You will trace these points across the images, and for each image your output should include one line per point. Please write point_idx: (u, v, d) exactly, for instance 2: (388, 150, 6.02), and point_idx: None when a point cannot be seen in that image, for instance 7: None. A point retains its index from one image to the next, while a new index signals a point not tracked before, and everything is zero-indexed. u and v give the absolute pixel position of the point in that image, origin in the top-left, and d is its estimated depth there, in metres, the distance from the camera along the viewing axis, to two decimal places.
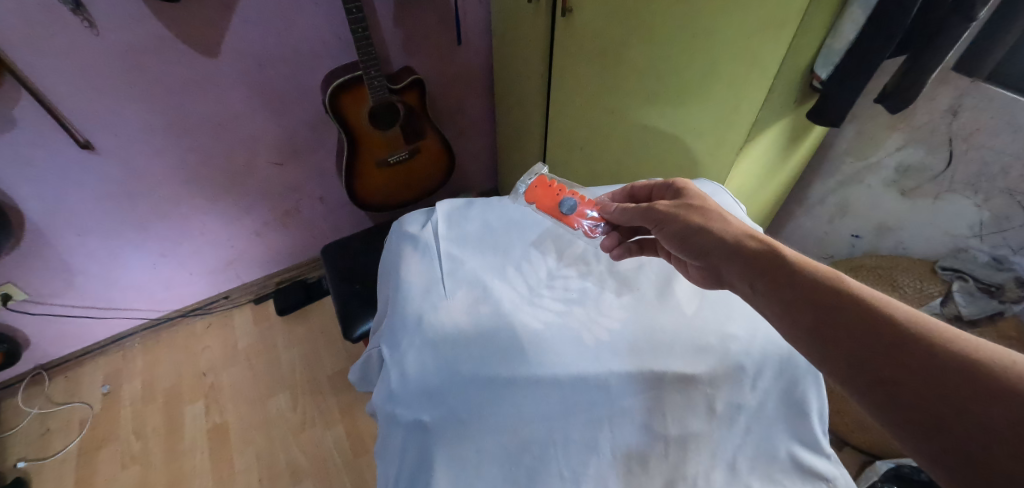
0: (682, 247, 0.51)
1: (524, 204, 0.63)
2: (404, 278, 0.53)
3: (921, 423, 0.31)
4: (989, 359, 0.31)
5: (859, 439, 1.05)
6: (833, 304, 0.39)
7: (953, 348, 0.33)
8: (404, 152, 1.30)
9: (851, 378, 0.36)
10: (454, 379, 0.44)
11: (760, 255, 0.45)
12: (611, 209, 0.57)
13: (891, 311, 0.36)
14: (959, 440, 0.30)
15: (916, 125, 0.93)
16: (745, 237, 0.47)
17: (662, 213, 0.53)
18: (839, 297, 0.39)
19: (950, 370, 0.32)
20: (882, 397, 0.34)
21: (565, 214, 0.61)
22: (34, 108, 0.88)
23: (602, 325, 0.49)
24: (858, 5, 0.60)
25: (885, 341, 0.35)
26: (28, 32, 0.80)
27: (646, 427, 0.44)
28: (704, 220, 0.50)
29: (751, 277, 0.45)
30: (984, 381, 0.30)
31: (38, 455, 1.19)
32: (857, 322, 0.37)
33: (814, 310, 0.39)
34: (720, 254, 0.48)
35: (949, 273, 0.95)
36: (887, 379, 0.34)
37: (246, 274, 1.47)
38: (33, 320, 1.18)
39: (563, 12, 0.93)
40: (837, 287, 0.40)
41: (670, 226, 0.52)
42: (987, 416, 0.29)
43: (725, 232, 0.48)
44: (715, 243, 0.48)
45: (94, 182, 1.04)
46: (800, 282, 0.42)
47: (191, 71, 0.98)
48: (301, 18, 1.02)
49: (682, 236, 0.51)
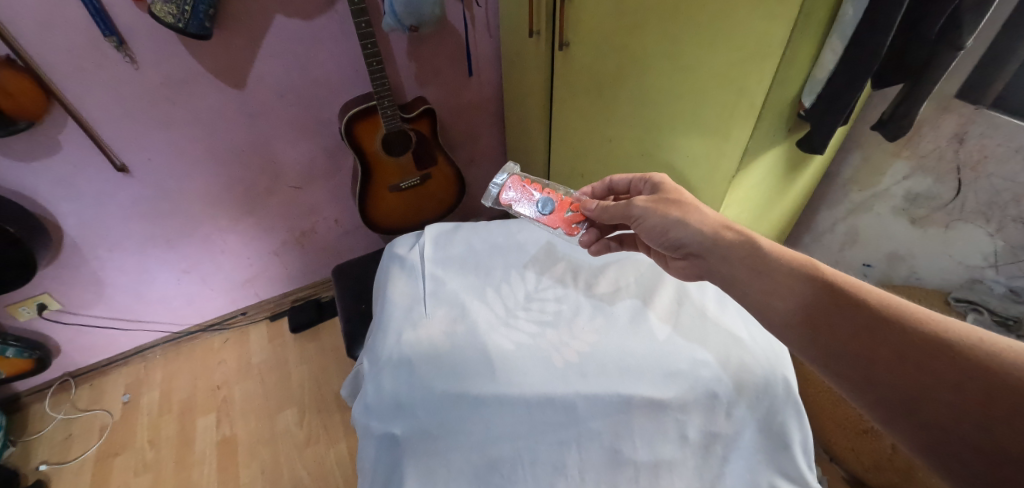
0: (665, 242, 0.54)
1: (504, 206, 0.66)
2: (389, 296, 0.56)
3: (897, 404, 0.35)
4: (956, 337, 0.35)
5: (876, 480, 0.98)
6: (808, 293, 0.42)
7: (922, 329, 0.36)
8: (416, 178, 1.35)
9: (831, 364, 0.39)
10: (426, 395, 0.46)
11: (736, 248, 0.48)
12: (591, 206, 0.60)
13: (864, 295, 0.40)
14: (931, 415, 0.33)
15: (922, 153, 0.91)
16: (722, 228, 0.50)
17: (641, 208, 0.55)
18: (816, 286, 0.42)
19: (921, 350, 0.35)
20: (861, 380, 0.37)
21: (544, 215, 0.63)
22: (78, 134, 0.97)
23: (573, 348, 0.50)
24: (837, 36, 0.62)
25: (859, 326, 0.38)
26: (78, 67, 0.90)
27: (614, 452, 0.44)
28: (681, 214, 0.53)
29: (729, 271, 0.48)
30: (953, 359, 0.33)
31: (59, 459, 1.24)
32: (830, 309, 0.41)
33: (796, 298, 0.43)
34: (699, 248, 0.51)
35: (964, 304, 0.91)
36: (861, 361, 0.37)
37: (264, 292, 1.53)
38: (65, 329, 1.26)
39: (560, 46, 0.99)
40: (813, 275, 0.43)
41: (649, 221, 0.55)
42: (955, 391, 0.32)
43: (703, 224, 0.51)
44: (694, 237, 0.51)
45: (128, 201, 1.12)
46: (780, 273, 0.45)
47: (220, 101, 1.07)
48: (321, 53, 1.10)
49: (662, 230, 0.54)
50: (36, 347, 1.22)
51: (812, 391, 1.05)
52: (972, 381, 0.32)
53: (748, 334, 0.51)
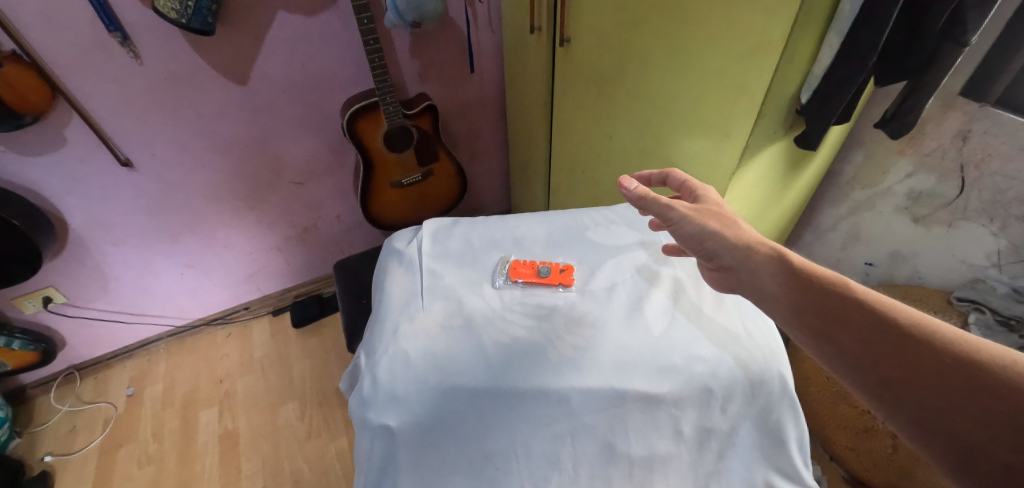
0: (697, 248, 0.52)
1: (510, 282, 0.56)
2: (387, 290, 0.56)
3: (921, 420, 0.34)
4: (990, 359, 0.33)
5: (876, 479, 0.98)
6: (831, 305, 0.41)
7: (954, 348, 0.35)
8: (418, 174, 1.35)
9: (857, 378, 0.38)
10: (420, 387, 0.45)
11: (763, 262, 0.47)
12: (629, 187, 0.54)
13: (894, 313, 0.38)
14: (959, 437, 0.32)
15: (925, 150, 0.90)
16: (756, 243, 0.48)
17: (682, 211, 0.52)
18: (843, 301, 0.41)
19: (949, 369, 0.34)
20: (889, 397, 0.36)
21: (551, 276, 0.56)
22: (83, 129, 0.98)
23: (569, 342, 0.49)
24: (834, 31, 0.60)
25: (885, 341, 0.37)
26: (82, 62, 0.90)
27: (608, 446, 0.45)
28: (720, 225, 0.51)
29: (756, 284, 0.47)
30: (986, 380, 0.32)
31: (64, 450, 1.26)
32: (858, 324, 0.39)
33: (818, 309, 0.42)
34: (729, 259, 0.49)
35: (966, 303, 0.90)
36: (887, 378, 0.36)
37: (266, 287, 1.54)
38: (71, 322, 1.28)
39: (562, 42, 0.99)
40: (837, 288, 0.42)
41: (686, 228, 0.52)
42: (984, 411, 0.31)
43: (737, 238, 0.49)
44: (726, 250, 0.49)
45: (132, 196, 1.13)
46: (808, 286, 0.43)
47: (223, 97, 1.07)
48: (324, 49, 1.10)
49: (696, 238, 0.51)
50: (42, 340, 1.24)
51: (813, 391, 1.05)
52: (1005, 404, 0.31)
53: (744, 330, 0.50)
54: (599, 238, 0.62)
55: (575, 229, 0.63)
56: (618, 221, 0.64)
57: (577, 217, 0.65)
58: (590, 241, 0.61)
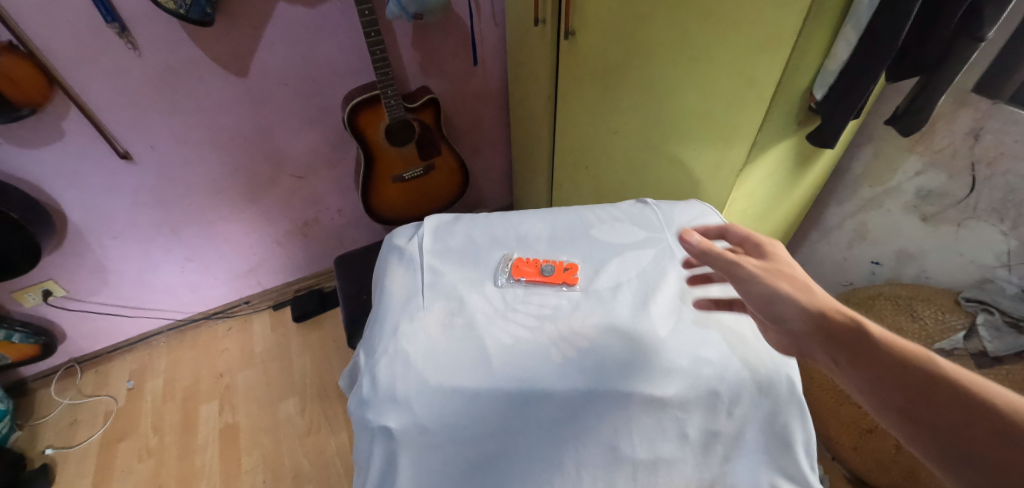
0: (764, 311, 0.44)
1: (512, 281, 0.55)
2: (387, 288, 0.55)
3: None
4: None
5: (879, 479, 0.98)
6: (914, 383, 0.35)
7: None
8: (420, 169, 1.34)
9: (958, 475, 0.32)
10: (421, 389, 0.44)
11: (825, 321, 0.40)
12: (693, 239, 0.46)
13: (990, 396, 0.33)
14: None
15: (935, 148, 0.89)
16: (833, 308, 0.41)
17: (752, 269, 0.44)
18: (927, 378, 0.35)
19: None
20: None
21: (555, 275, 0.55)
22: (81, 121, 0.97)
23: (572, 343, 0.48)
24: (851, 26, 0.58)
25: (1011, 443, 0.31)
26: (80, 53, 0.89)
27: (613, 449, 0.44)
28: (793, 288, 0.43)
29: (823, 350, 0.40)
30: None
31: (64, 443, 1.26)
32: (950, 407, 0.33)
33: (904, 390, 0.35)
34: (794, 321, 0.42)
35: (974, 304, 0.86)
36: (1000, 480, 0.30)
37: (267, 281, 1.53)
38: (71, 315, 1.28)
39: (567, 35, 0.97)
40: (926, 369, 0.35)
41: (756, 287, 0.43)
42: None
43: (809, 301, 0.41)
44: (794, 312, 0.42)
45: (131, 189, 1.12)
46: (879, 353, 0.37)
47: (222, 90, 1.06)
48: (325, 41, 1.09)
49: (766, 300, 0.43)
50: (42, 333, 1.23)
51: (817, 391, 1.04)
52: None
53: (751, 332, 0.49)
54: (604, 236, 0.60)
55: (579, 227, 0.62)
56: (623, 218, 0.63)
57: (580, 214, 0.64)
58: (594, 239, 0.60)
